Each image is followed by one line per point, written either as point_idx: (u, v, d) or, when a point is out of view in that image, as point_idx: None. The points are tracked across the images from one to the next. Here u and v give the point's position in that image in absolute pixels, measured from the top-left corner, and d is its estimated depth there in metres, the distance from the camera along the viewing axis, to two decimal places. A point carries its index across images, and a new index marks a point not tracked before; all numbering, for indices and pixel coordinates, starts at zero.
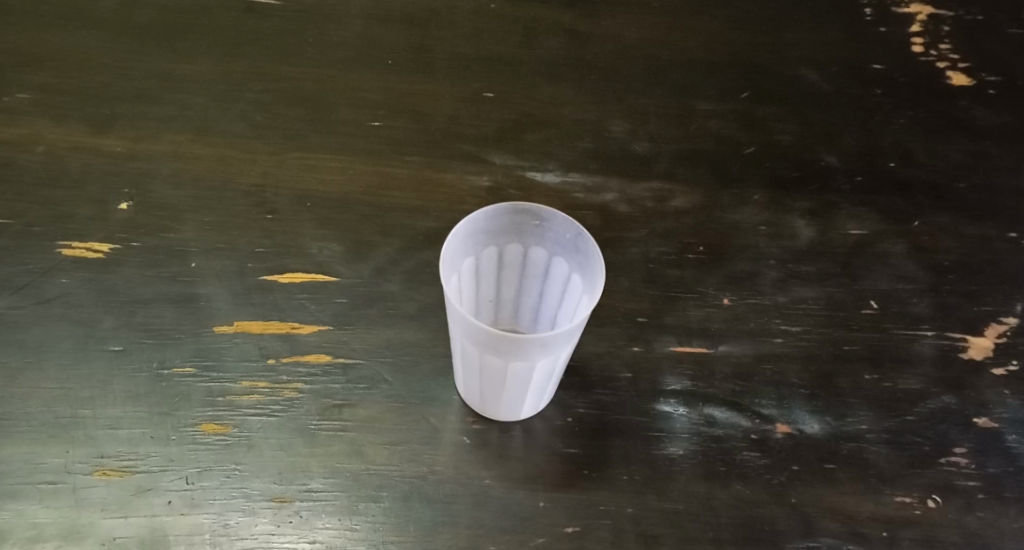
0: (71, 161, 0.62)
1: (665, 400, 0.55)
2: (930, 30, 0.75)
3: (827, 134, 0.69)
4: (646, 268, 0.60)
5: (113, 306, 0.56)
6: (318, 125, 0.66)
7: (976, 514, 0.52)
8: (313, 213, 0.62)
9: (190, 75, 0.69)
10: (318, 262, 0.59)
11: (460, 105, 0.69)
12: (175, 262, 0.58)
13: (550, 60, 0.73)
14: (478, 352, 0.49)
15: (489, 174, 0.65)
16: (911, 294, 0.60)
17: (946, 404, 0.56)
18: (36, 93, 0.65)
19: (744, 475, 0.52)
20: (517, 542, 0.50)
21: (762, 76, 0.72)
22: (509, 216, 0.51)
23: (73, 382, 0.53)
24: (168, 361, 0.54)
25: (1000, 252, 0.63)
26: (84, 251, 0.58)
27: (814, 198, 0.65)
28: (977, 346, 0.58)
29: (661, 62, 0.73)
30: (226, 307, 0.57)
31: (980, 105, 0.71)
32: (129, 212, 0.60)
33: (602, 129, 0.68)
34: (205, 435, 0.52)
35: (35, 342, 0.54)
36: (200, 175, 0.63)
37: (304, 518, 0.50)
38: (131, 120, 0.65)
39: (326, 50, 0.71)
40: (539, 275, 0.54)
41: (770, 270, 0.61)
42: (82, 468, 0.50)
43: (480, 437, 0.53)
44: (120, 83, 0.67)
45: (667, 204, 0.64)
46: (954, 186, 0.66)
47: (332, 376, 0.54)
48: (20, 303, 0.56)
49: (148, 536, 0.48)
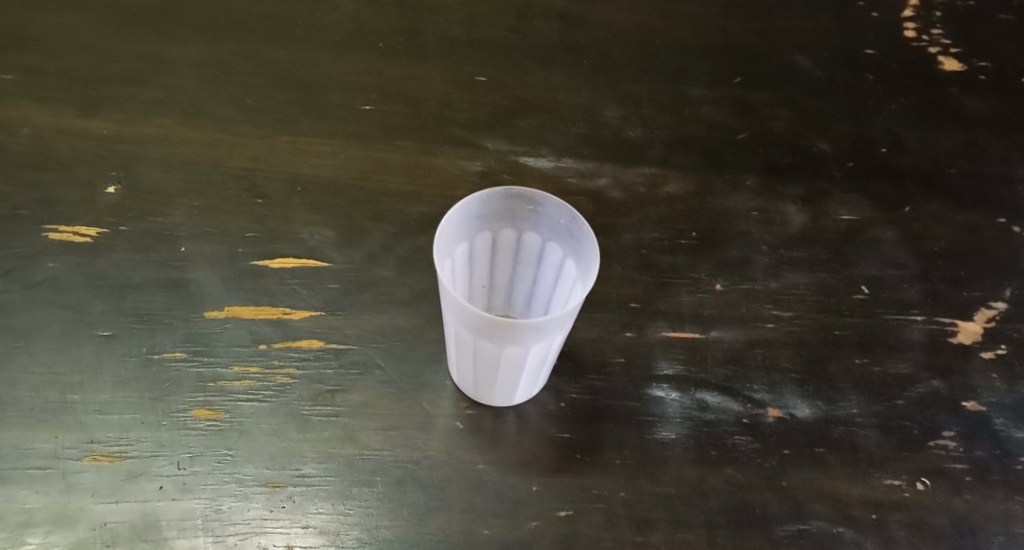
0: (58, 144, 0.62)
1: (658, 385, 0.55)
2: (923, 16, 0.75)
3: (819, 121, 0.69)
4: (639, 254, 0.61)
5: (102, 291, 0.56)
6: (310, 110, 0.66)
7: (963, 497, 0.52)
8: (305, 198, 0.61)
9: (179, 58, 0.68)
10: (309, 248, 0.59)
11: (452, 90, 0.68)
12: (165, 247, 0.58)
13: (542, 46, 0.72)
14: (471, 337, 0.48)
15: (482, 160, 0.65)
16: (901, 280, 0.61)
17: (936, 389, 0.56)
18: (23, 75, 0.65)
19: (736, 459, 0.53)
20: (510, 526, 0.50)
21: (755, 62, 0.72)
22: (503, 201, 0.51)
23: (63, 367, 0.53)
24: (158, 346, 0.54)
25: (990, 239, 0.63)
26: (72, 235, 0.58)
27: (805, 184, 0.65)
28: (966, 331, 0.59)
29: (654, 47, 0.73)
30: (217, 292, 0.56)
31: (970, 92, 0.71)
32: (117, 197, 0.60)
33: (594, 115, 0.68)
34: (196, 421, 0.51)
35: (23, 327, 0.54)
36: (190, 158, 0.62)
37: (298, 502, 0.50)
38: (119, 103, 0.64)
39: (316, 33, 0.71)
40: (532, 261, 0.54)
41: (762, 256, 0.61)
42: (73, 454, 0.50)
43: (473, 423, 0.53)
44: (107, 65, 0.66)
45: (660, 190, 0.64)
46: (944, 174, 0.66)
47: (326, 362, 0.54)
48: (7, 288, 0.55)
49: (139, 522, 0.48)
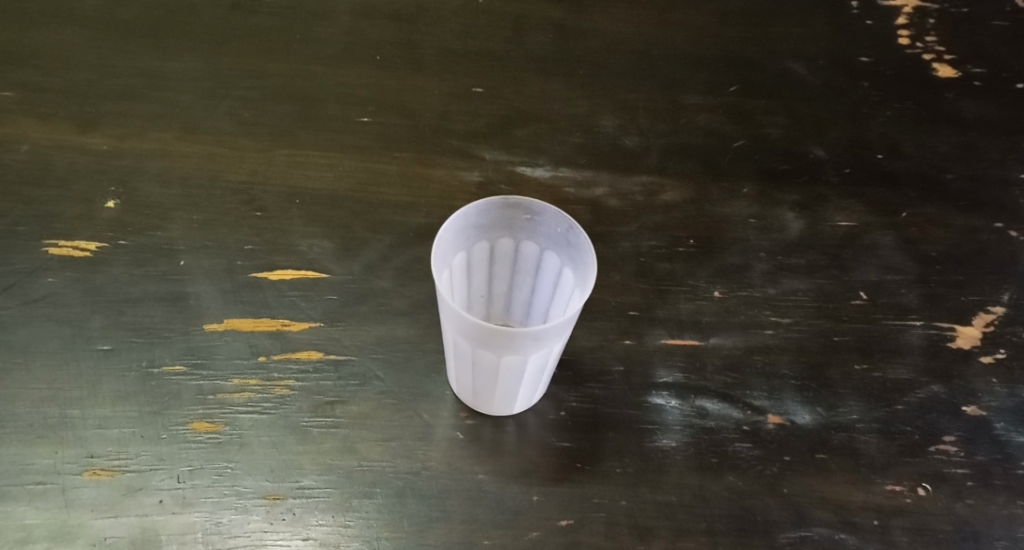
0: (56, 159, 0.62)
1: (657, 392, 0.55)
2: (917, 23, 0.76)
3: (815, 127, 0.69)
4: (637, 262, 0.61)
5: (101, 305, 0.56)
6: (307, 122, 0.66)
7: (965, 501, 0.52)
8: (303, 210, 0.61)
9: (177, 72, 0.68)
10: (309, 259, 0.59)
11: (450, 100, 0.69)
12: (164, 261, 0.58)
13: (539, 56, 0.72)
14: (471, 347, 0.48)
15: (479, 170, 0.65)
16: (900, 285, 0.61)
17: (936, 392, 0.56)
18: (20, 92, 0.65)
19: (736, 466, 0.53)
20: (511, 536, 0.50)
21: (750, 69, 0.73)
22: (499, 210, 0.51)
23: (63, 382, 0.53)
24: (157, 359, 0.54)
25: (988, 242, 0.63)
26: (72, 250, 0.58)
27: (803, 190, 0.65)
28: (966, 335, 0.59)
29: (650, 55, 0.73)
30: (216, 305, 0.56)
31: (966, 97, 0.71)
32: (116, 211, 0.60)
33: (591, 124, 0.68)
34: (196, 434, 0.51)
35: (23, 344, 0.54)
36: (188, 173, 0.62)
37: (298, 515, 0.49)
38: (116, 118, 0.65)
39: (313, 46, 0.71)
40: (530, 269, 0.54)
41: (760, 262, 0.61)
42: (72, 469, 0.50)
43: (473, 432, 0.53)
44: (105, 81, 0.67)
45: (658, 198, 0.64)
46: (942, 177, 0.66)
47: (325, 373, 0.54)
48: (7, 303, 0.55)
49: (139, 536, 0.48)
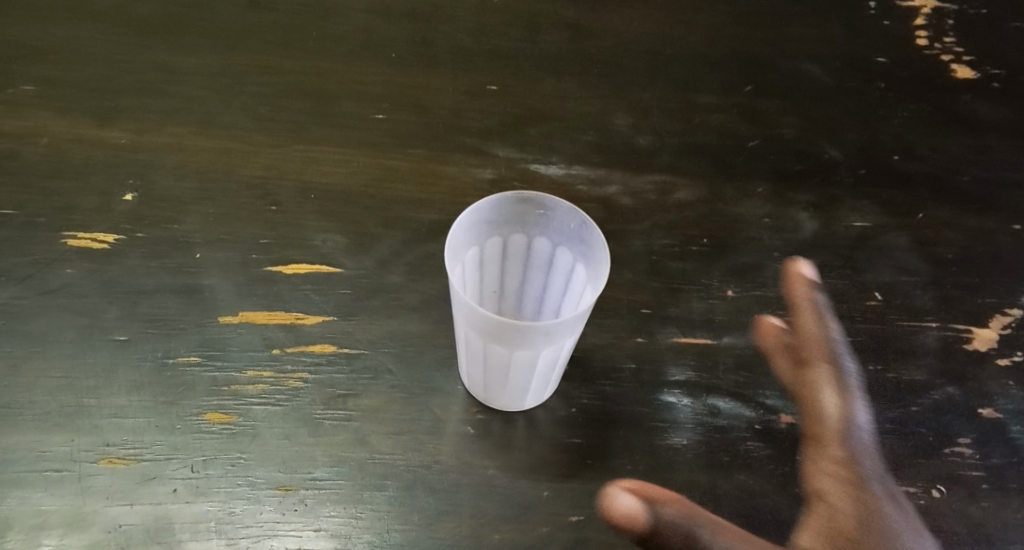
0: (74, 152, 0.62)
1: (669, 391, 0.55)
2: (934, 24, 0.75)
3: (829, 127, 0.69)
4: (649, 260, 0.61)
5: (117, 297, 0.56)
6: (322, 118, 0.67)
7: (979, 504, 0.52)
8: (317, 205, 0.62)
9: (193, 68, 0.69)
10: (322, 254, 0.59)
11: (463, 98, 0.69)
12: (179, 253, 0.59)
13: (552, 55, 0.73)
14: (483, 341, 0.49)
15: (492, 167, 0.65)
16: (914, 287, 0.61)
17: (950, 395, 0.56)
18: (39, 86, 0.66)
19: (747, 465, 0.53)
20: (520, 531, 0.50)
21: (764, 69, 0.73)
22: (512, 205, 0.52)
23: (78, 371, 0.53)
24: (172, 351, 0.54)
25: (1003, 245, 0.63)
26: (89, 241, 0.59)
27: (816, 191, 0.65)
28: (981, 338, 0.59)
29: (663, 55, 0.73)
30: (230, 298, 0.57)
31: (981, 99, 0.71)
32: (133, 204, 0.61)
33: (604, 123, 0.69)
34: (210, 425, 0.52)
35: (39, 333, 0.54)
36: (204, 168, 0.63)
37: (309, 506, 0.50)
38: (133, 113, 0.65)
39: (328, 44, 0.72)
40: (542, 266, 0.54)
41: (773, 262, 0.61)
42: (88, 456, 0.50)
43: (484, 428, 0.53)
44: (123, 76, 0.67)
45: (670, 196, 0.64)
46: (957, 179, 0.66)
47: (337, 366, 0.55)
48: (23, 294, 0.56)
49: (153, 524, 0.49)
